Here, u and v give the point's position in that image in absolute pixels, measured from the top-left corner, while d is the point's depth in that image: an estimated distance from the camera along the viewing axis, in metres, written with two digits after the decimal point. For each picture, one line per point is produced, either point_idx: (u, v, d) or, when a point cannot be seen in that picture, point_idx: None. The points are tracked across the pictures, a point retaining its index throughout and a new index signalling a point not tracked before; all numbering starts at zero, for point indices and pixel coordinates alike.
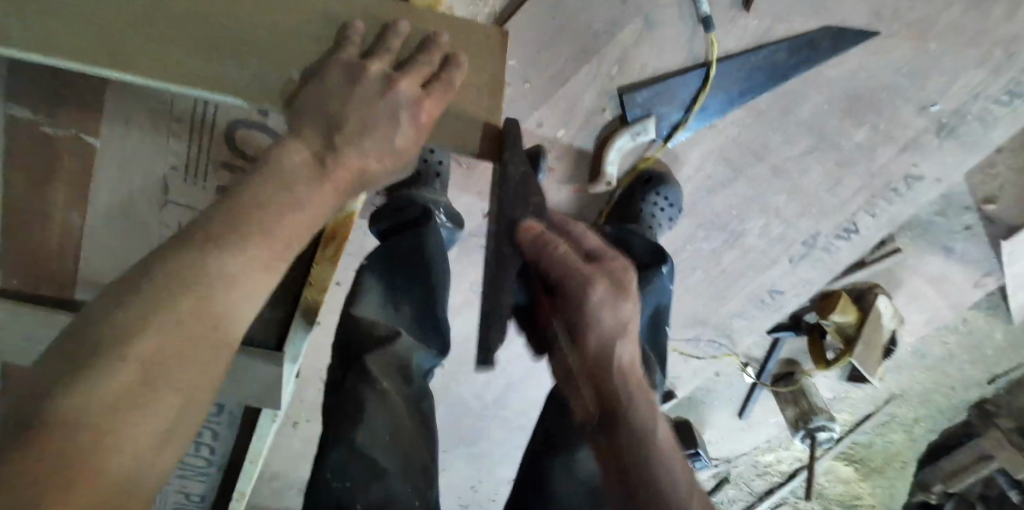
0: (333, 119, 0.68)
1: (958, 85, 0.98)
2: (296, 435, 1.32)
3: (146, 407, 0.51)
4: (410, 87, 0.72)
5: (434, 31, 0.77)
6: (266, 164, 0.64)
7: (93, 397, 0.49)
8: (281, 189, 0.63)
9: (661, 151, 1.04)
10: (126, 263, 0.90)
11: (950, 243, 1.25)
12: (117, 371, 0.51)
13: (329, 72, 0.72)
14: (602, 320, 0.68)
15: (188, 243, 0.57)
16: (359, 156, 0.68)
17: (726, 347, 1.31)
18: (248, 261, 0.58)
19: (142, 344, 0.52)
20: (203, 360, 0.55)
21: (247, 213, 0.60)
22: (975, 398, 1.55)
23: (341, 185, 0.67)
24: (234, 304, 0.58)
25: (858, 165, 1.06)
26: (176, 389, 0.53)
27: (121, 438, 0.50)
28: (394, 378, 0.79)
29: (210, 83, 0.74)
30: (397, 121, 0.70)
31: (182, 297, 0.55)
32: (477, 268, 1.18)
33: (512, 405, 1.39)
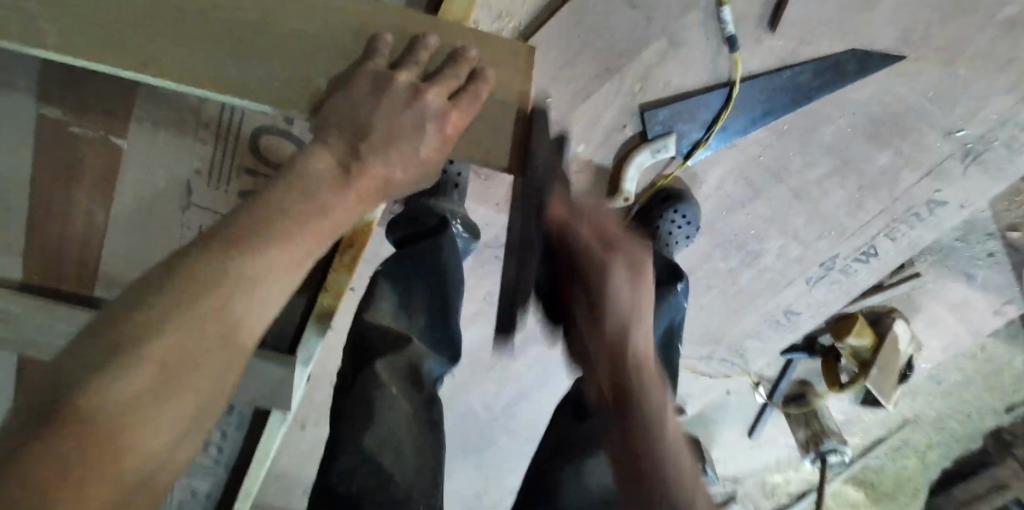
0: (359, 128, 0.69)
1: (985, 112, 0.98)
2: (305, 436, 1.33)
3: (161, 413, 0.49)
4: (437, 98, 0.73)
5: (462, 45, 0.78)
6: (290, 172, 0.63)
7: (109, 397, 0.47)
8: (302, 196, 0.61)
9: (680, 169, 1.03)
10: (146, 262, 0.94)
11: (971, 270, 1.23)
12: (134, 372, 0.48)
13: (356, 81, 0.72)
14: (602, 259, 0.76)
15: (210, 247, 0.55)
16: (383, 166, 0.68)
17: (738, 366, 1.30)
18: (269, 266, 0.57)
19: (159, 348, 0.50)
20: (219, 363, 0.53)
21: (266, 218, 0.58)
22: (991, 427, 1.52)
23: (363, 194, 0.66)
24: (253, 309, 0.56)
25: (880, 188, 1.06)
26: (191, 394, 0.51)
27: (137, 440, 0.48)
28: (405, 386, 0.79)
29: (216, 78, 0.75)
30: (422, 131, 0.71)
31: (203, 299, 0.53)
32: (492, 278, 1.18)
33: (521, 416, 1.38)
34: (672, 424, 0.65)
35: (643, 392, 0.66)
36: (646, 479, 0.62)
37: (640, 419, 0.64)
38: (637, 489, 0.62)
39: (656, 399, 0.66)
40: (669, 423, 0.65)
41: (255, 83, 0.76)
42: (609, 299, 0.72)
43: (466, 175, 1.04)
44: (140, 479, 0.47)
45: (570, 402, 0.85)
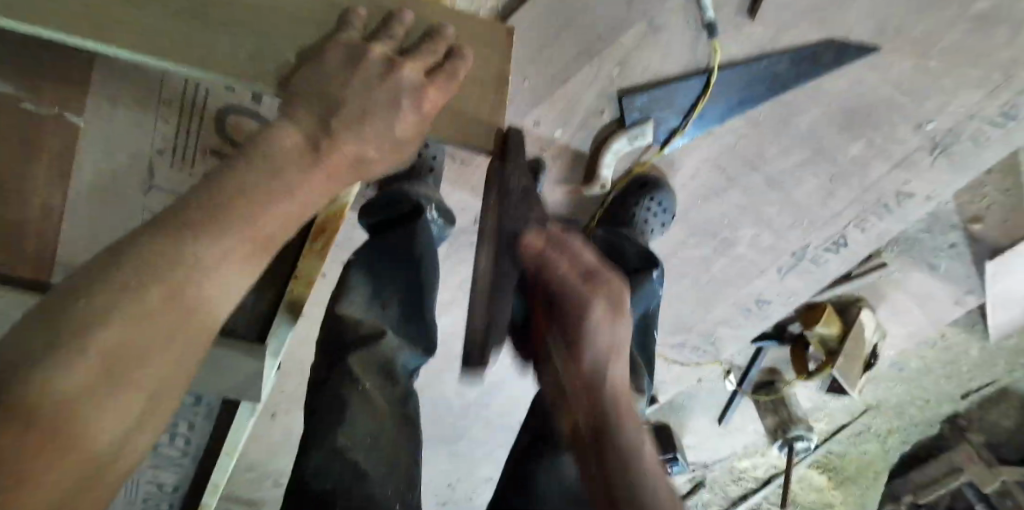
0: (331, 102, 0.66)
1: (954, 105, 0.99)
2: (274, 426, 1.30)
3: (104, 410, 0.47)
4: (412, 73, 0.70)
5: (438, 22, 0.76)
6: (253, 148, 0.60)
7: (53, 386, 0.45)
8: (267, 175, 0.59)
9: (657, 157, 1.03)
10: (103, 241, 0.88)
11: (934, 260, 1.26)
12: (83, 362, 0.46)
13: (328, 53, 0.69)
14: (592, 310, 0.66)
15: (166, 230, 0.52)
16: (355, 145, 0.65)
17: (709, 355, 1.32)
18: (228, 253, 0.54)
19: (105, 342, 0.47)
20: (173, 353, 0.51)
21: (228, 201, 0.56)
22: (948, 412, 1.57)
23: (334, 172, 0.64)
24: (209, 299, 0.53)
25: (851, 179, 1.07)
26: (138, 388, 0.49)
27: (83, 428, 0.46)
28: (375, 378, 0.77)
29: (171, 41, 0.71)
30: (397, 107, 0.68)
31: (157, 288, 0.50)
32: (466, 266, 1.16)
33: (494, 404, 1.38)
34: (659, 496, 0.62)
35: (626, 442, 0.63)
36: None
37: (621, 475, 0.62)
38: None
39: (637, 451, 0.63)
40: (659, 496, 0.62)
41: (217, 49, 0.72)
42: (586, 343, 0.66)
43: (440, 157, 1.01)
44: (84, 471, 0.46)
45: None
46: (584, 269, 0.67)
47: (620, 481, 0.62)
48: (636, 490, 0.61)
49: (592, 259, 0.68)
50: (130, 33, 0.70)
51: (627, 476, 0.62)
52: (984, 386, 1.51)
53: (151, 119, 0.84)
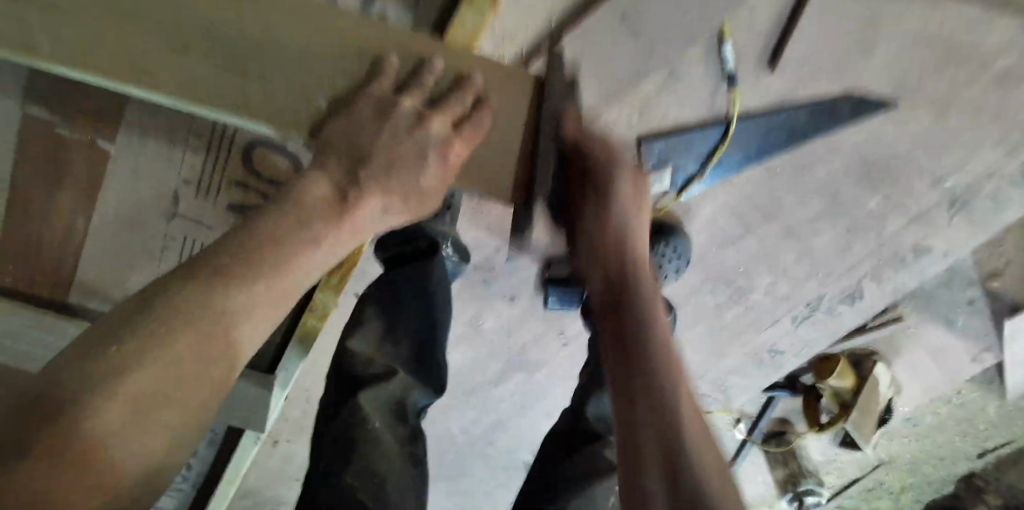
0: (361, 154, 0.67)
1: (972, 163, 0.99)
2: (276, 453, 1.29)
3: (129, 449, 0.49)
4: (441, 126, 0.71)
5: (468, 73, 0.76)
6: (284, 199, 0.62)
7: (83, 428, 0.47)
8: (295, 226, 0.60)
9: (674, 202, 1.03)
10: (124, 263, 0.91)
11: (951, 315, 1.25)
12: (109, 406, 0.48)
13: (359, 104, 0.71)
14: (620, 198, 0.79)
15: (195, 276, 0.54)
16: (380, 197, 0.66)
17: (720, 403, 1.32)
18: (255, 301, 0.55)
19: (132, 384, 0.49)
20: (202, 394, 0.53)
21: (255, 248, 0.57)
22: (963, 470, 1.53)
23: (358, 224, 0.65)
24: (234, 346, 0.54)
25: (868, 232, 1.07)
26: (162, 431, 0.51)
27: (108, 468, 0.48)
28: (387, 418, 0.77)
29: (210, 91, 0.74)
30: (424, 160, 0.69)
31: (184, 333, 0.52)
32: (478, 301, 1.16)
33: (500, 442, 1.36)
34: (678, 393, 0.62)
35: (657, 365, 0.64)
36: (644, 415, 0.60)
37: (653, 395, 0.61)
38: (628, 422, 0.61)
39: (678, 395, 0.62)
40: (675, 390, 0.62)
41: (253, 99, 0.75)
42: (628, 287, 0.73)
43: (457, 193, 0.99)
44: (111, 503, 0.48)
45: (558, 438, 0.85)
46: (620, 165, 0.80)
47: (663, 417, 0.59)
48: (670, 421, 0.59)
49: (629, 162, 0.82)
50: (172, 82, 0.73)
51: (671, 423, 0.59)
52: (1000, 446, 1.48)
53: (178, 151, 0.85)
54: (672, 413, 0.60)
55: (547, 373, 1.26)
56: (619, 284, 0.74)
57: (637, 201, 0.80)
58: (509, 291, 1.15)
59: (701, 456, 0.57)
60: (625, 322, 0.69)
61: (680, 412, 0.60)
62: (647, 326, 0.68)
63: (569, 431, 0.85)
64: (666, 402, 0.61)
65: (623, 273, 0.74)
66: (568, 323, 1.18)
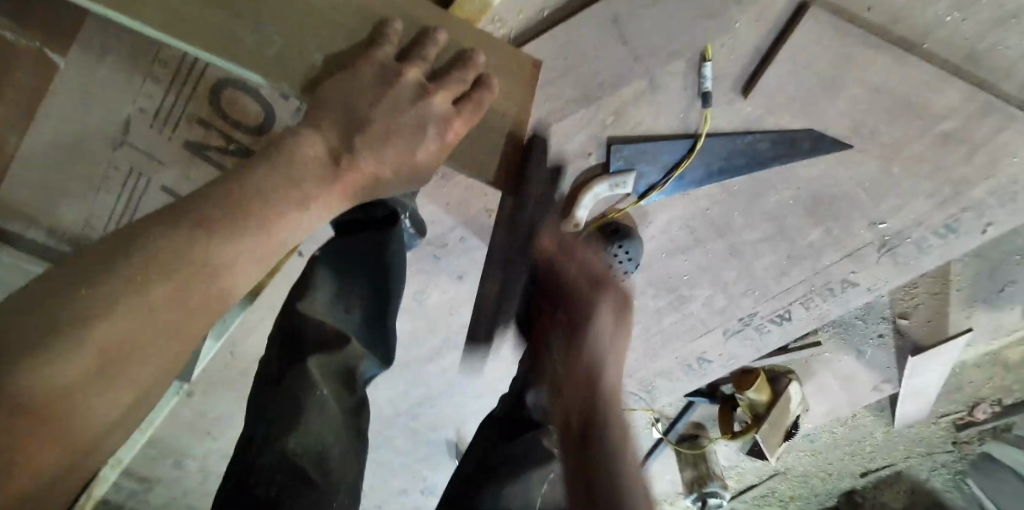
0: (359, 118, 0.67)
1: (905, 210, 1.07)
2: (190, 405, 1.24)
3: (89, 404, 0.49)
4: (442, 102, 0.72)
5: (470, 48, 0.77)
6: (278, 154, 0.62)
7: (50, 378, 0.46)
8: (285, 183, 0.60)
9: (633, 206, 1.06)
10: (54, 187, 0.85)
11: (862, 347, 1.34)
12: (81, 354, 0.48)
13: (362, 65, 0.70)
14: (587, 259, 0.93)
15: (179, 225, 0.54)
16: (375, 164, 0.67)
17: (644, 401, 1.37)
18: (234, 258, 0.56)
19: (103, 335, 0.49)
20: (173, 347, 0.54)
21: (241, 203, 0.57)
22: (846, 487, 1.68)
23: (350, 188, 0.65)
24: (207, 301, 0.55)
25: (805, 261, 1.13)
26: (127, 386, 0.51)
27: (71, 418, 0.48)
28: (333, 384, 0.75)
29: (204, 29, 0.73)
30: (422, 133, 0.70)
31: (162, 285, 0.52)
32: (426, 276, 1.15)
33: (424, 418, 1.36)
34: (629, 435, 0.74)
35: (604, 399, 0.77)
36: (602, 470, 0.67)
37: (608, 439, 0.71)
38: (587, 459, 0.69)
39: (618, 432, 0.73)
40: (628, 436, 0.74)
41: (249, 45, 0.74)
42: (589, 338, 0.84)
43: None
44: (65, 460, 0.48)
45: (498, 423, 0.84)
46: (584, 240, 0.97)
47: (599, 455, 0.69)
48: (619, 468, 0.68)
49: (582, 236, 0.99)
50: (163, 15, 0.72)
51: (610, 471, 0.67)
52: (882, 467, 1.61)
53: (139, 73, 0.82)
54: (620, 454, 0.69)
55: (483, 356, 1.26)
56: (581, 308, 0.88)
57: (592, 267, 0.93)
58: (457, 269, 1.14)
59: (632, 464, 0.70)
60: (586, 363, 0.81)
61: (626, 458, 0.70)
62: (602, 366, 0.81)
63: (506, 415, 0.85)
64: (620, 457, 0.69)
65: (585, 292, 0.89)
66: None
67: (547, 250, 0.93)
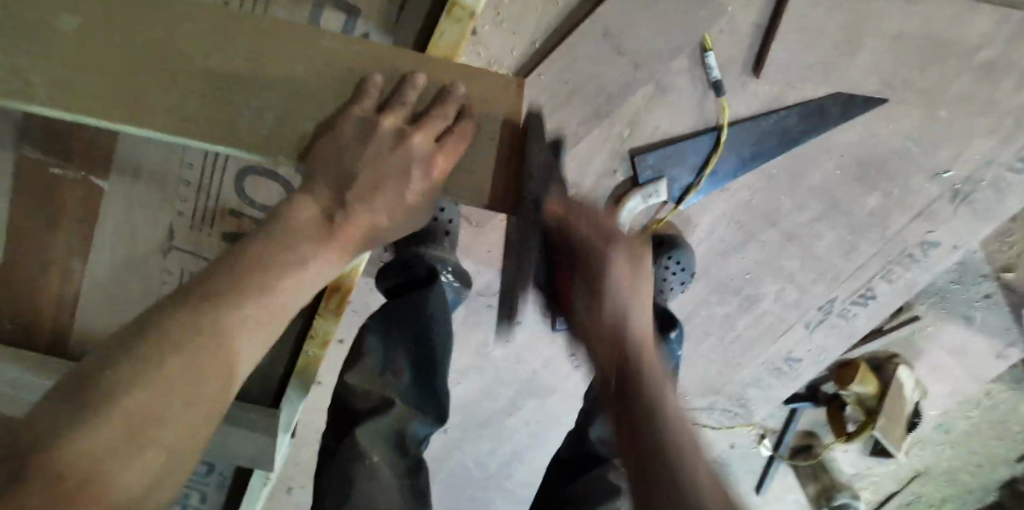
0: (346, 175, 0.69)
1: (968, 153, 0.99)
2: (288, 501, 1.25)
3: (124, 470, 0.51)
4: (422, 142, 0.72)
5: (449, 83, 0.76)
6: (272, 226, 0.64)
7: (81, 441, 0.49)
8: (282, 249, 0.63)
9: (672, 214, 1.03)
10: (119, 304, 0.92)
11: (969, 313, 1.22)
12: (102, 431, 0.50)
13: (342, 126, 0.71)
14: (608, 205, 0.77)
15: (188, 299, 0.57)
16: (369, 215, 0.69)
17: (741, 417, 1.28)
18: (246, 319, 0.58)
19: (131, 402, 0.52)
20: (197, 412, 0.55)
21: (242, 269, 0.60)
22: (1006, 477, 1.47)
23: (347, 241, 0.68)
24: (226, 363, 0.57)
25: (870, 233, 1.06)
26: (158, 451, 0.53)
27: (102, 498, 0.49)
28: (386, 451, 0.78)
29: (207, 122, 0.73)
30: (406, 178, 0.71)
31: (182, 352, 0.55)
32: (484, 328, 1.15)
33: (517, 476, 1.33)
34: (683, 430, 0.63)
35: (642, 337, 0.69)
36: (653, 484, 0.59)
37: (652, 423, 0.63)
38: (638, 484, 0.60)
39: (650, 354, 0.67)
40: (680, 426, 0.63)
41: (249, 128, 0.74)
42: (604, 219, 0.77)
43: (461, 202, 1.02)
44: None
45: (559, 467, 0.83)
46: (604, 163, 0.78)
47: (644, 402, 0.65)
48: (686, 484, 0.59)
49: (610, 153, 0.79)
50: (171, 119, 0.73)
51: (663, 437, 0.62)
52: None
53: (170, 182, 0.87)
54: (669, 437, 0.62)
55: (559, 397, 1.23)
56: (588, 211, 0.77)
57: (621, 205, 0.79)
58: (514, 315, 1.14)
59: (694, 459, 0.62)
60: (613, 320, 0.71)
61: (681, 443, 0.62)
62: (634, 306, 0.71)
63: (569, 458, 0.83)
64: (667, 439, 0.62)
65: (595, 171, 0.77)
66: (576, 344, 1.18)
67: (561, 135, 0.77)
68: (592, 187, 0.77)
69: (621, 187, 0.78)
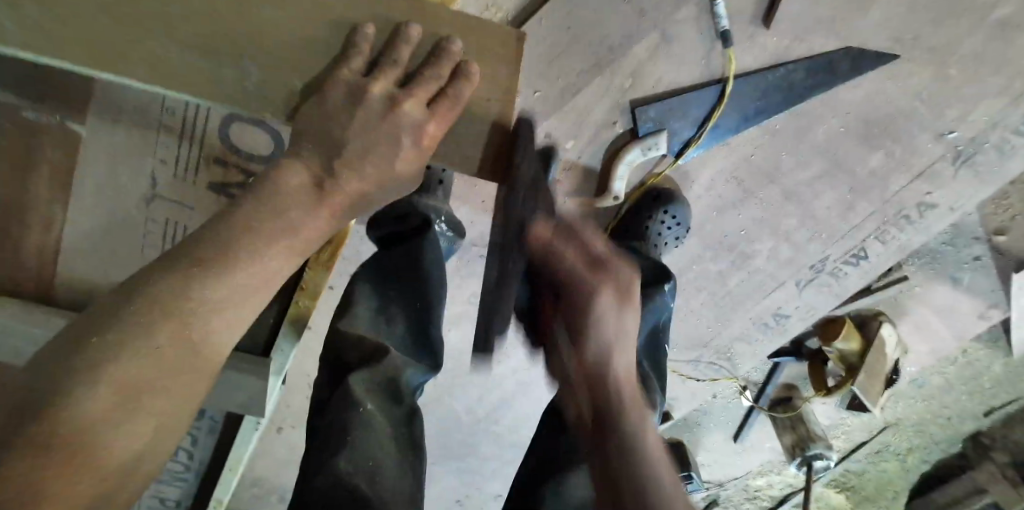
0: (336, 142, 0.66)
1: (975, 114, 0.97)
2: (281, 440, 1.26)
3: (116, 439, 0.50)
4: (413, 108, 0.70)
5: (446, 36, 0.74)
6: (259, 190, 0.61)
7: (70, 413, 0.48)
8: (271, 217, 0.60)
9: (671, 168, 1.01)
10: (99, 254, 0.88)
11: (957, 274, 1.22)
12: (91, 395, 0.49)
13: (329, 89, 0.70)
14: (585, 244, 0.70)
15: (173, 269, 0.54)
16: (358, 184, 0.66)
17: (726, 371, 1.26)
18: (233, 291, 0.56)
19: (119, 373, 0.50)
20: (186, 384, 0.53)
21: (229, 237, 0.57)
22: (971, 431, 1.52)
23: (335, 211, 0.64)
24: (215, 335, 0.55)
25: (870, 192, 1.05)
26: (151, 419, 0.52)
27: (99, 459, 0.49)
28: (379, 399, 0.76)
29: (195, 74, 0.74)
30: (400, 143, 0.68)
31: (167, 323, 0.53)
32: (477, 280, 1.13)
33: (504, 421, 1.34)
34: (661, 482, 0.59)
35: (619, 394, 0.64)
36: None
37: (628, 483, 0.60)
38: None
39: (630, 410, 0.63)
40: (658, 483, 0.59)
41: (237, 82, 0.74)
42: (579, 278, 0.69)
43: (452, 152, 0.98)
44: (101, 491, 0.49)
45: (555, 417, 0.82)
46: (590, 266, 0.69)
47: (617, 440, 0.62)
48: None
49: (603, 255, 0.70)
50: (157, 70, 0.73)
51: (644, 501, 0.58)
52: (1007, 403, 1.47)
53: (153, 130, 0.86)
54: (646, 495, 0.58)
55: None
56: (565, 255, 0.69)
57: (598, 240, 0.70)
58: None
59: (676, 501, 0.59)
60: (592, 376, 0.66)
61: (664, 490, 0.59)
62: (613, 362, 0.65)
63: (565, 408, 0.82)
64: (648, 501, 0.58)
65: (579, 284, 0.69)
66: None
67: (542, 237, 0.70)
68: (573, 290, 0.69)
69: (605, 280, 0.68)
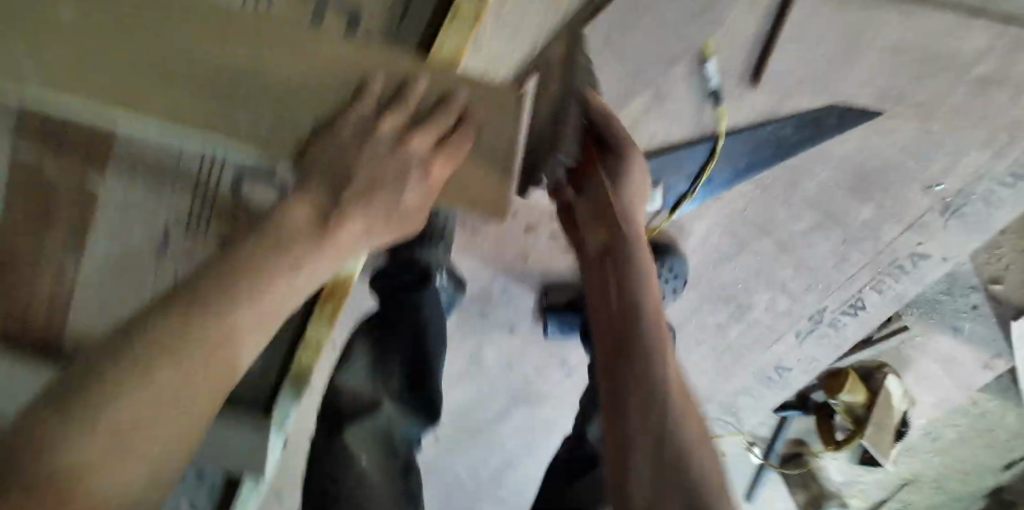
0: (343, 173, 0.55)
1: (961, 167, 1.00)
2: (280, 501, 1.26)
3: (100, 484, 0.44)
4: (418, 148, 0.57)
5: (456, 84, 0.60)
6: (264, 226, 0.52)
7: (56, 460, 0.42)
8: (276, 251, 0.51)
9: (666, 223, 1.04)
10: None
11: (957, 323, 1.23)
12: (85, 442, 0.43)
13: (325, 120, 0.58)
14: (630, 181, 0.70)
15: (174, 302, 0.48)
16: (365, 222, 0.56)
17: (731, 425, 1.31)
18: (246, 315, 0.49)
19: (104, 415, 0.44)
20: (184, 426, 0.47)
21: (233, 267, 0.50)
22: (993, 485, 1.48)
23: (340, 251, 0.55)
24: (217, 372, 0.48)
25: (863, 242, 1.07)
26: (138, 461, 0.45)
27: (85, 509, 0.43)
28: (377, 451, 0.77)
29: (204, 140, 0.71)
30: (405, 187, 0.57)
31: (167, 360, 0.46)
32: (478, 335, 1.14)
33: (509, 482, 1.32)
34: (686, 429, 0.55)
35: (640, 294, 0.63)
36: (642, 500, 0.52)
37: (640, 370, 0.58)
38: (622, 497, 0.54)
39: (652, 329, 0.61)
40: (682, 424, 0.55)
41: None
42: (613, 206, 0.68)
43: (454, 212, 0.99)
44: None
45: (559, 469, 0.82)
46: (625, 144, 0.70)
47: (637, 359, 0.59)
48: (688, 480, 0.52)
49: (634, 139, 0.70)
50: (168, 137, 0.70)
51: (651, 388, 0.57)
52: None
53: None
54: (667, 429, 0.55)
55: (552, 405, 1.23)
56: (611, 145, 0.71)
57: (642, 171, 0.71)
58: (507, 321, 1.13)
59: (698, 451, 0.55)
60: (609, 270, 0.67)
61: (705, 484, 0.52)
62: (638, 274, 0.64)
63: (568, 458, 0.83)
64: (668, 431, 0.55)
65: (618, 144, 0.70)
66: (569, 351, 1.17)
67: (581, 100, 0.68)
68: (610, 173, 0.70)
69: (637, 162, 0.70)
